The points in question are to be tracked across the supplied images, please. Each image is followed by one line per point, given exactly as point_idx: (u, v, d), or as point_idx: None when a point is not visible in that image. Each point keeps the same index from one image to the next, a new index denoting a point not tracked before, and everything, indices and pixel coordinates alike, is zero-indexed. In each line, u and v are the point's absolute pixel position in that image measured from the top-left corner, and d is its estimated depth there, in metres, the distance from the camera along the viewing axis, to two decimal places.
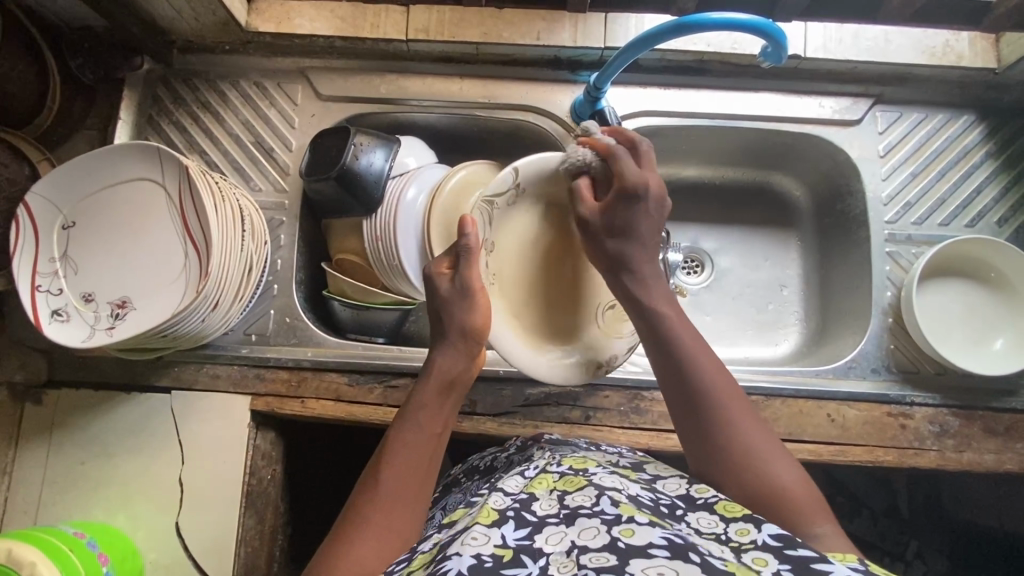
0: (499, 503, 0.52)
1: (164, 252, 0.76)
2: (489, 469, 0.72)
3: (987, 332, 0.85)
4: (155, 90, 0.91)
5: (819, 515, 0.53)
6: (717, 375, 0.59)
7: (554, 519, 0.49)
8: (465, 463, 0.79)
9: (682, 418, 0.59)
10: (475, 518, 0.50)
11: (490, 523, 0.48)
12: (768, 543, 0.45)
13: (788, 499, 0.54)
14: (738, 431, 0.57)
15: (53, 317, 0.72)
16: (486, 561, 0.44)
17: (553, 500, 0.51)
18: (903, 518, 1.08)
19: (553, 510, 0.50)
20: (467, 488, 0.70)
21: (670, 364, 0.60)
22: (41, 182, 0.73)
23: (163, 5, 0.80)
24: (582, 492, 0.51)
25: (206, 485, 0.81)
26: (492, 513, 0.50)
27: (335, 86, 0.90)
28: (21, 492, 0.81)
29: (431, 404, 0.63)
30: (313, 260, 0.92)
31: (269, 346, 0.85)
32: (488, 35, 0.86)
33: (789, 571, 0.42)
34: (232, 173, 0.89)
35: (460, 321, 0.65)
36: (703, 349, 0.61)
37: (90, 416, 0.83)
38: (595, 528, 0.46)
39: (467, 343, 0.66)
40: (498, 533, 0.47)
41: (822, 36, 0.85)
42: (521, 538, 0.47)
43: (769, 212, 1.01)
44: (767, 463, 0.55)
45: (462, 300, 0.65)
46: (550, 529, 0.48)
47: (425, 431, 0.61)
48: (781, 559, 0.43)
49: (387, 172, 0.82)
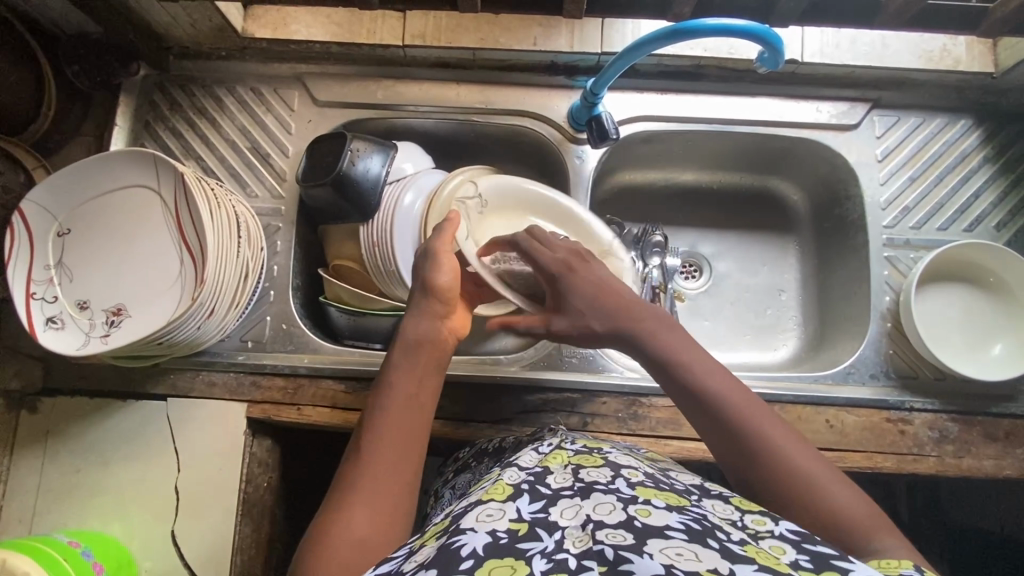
0: (514, 478, 0.51)
1: (160, 260, 0.76)
2: (498, 449, 0.72)
3: (986, 338, 0.85)
4: (152, 96, 0.90)
5: (882, 532, 0.48)
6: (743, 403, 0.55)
7: (569, 493, 0.47)
8: (472, 446, 0.79)
9: (715, 443, 0.56)
10: (489, 494, 0.48)
11: (504, 498, 0.47)
12: (786, 534, 0.45)
13: (849, 527, 0.49)
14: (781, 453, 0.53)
15: (48, 324, 0.72)
16: (502, 537, 0.43)
17: (568, 474, 0.51)
18: (902, 522, 1.08)
19: (568, 483, 0.49)
20: (478, 467, 0.71)
21: (695, 400, 0.57)
22: (36, 189, 0.73)
23: (159, 10, 0.80)
24: (598, 469, 0.51)
25: (203, 493, 0.80)
26: (507, 489, 0.49)
27: (331, 92, 0.90)
28: (17, 501, 0.81)
29: (406, 368, 0.61)
30: (310, 265, 0.92)
31: (266, 353, 0.84)
32: (485, 42, 0.86)
33: (807, 561, 0.41)
34: (229, 179, 0.89)
35: (435, 282, 0.65)
36: (724, 379, 0.57)
37: (86, 424, 0.82)
38: (611, 504, 0.45)
39: (433, 303, 0.65)
40: (512, 507, 0.46)
41: (819, 40, 0.85)
42: (536, 511, 0.45)
43: (767, 216, 1.01)
44: (822, 487, 0.51)
45: (429, 259, 0.67)
46: (565, 503, 0.46)
47: (401, 393, 0.59)
48: (799, 550, 0.43)
49: (383, 178, 0.82)
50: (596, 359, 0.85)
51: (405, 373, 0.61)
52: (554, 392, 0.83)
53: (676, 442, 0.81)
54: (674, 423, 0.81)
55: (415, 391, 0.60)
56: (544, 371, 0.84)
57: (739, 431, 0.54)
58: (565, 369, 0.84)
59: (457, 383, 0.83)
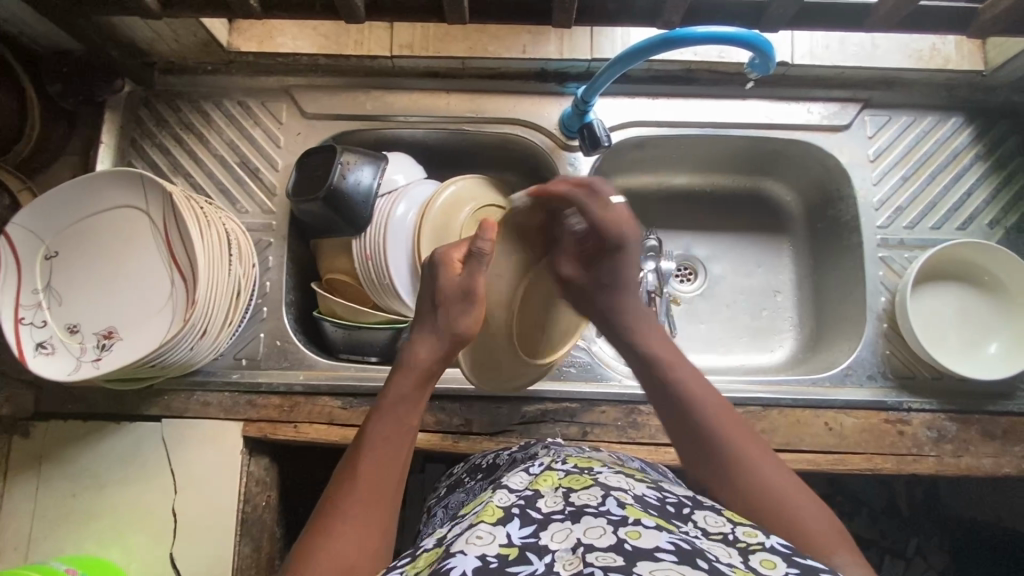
0: (504, 500, 0.50)
1: (151, 281, 0.75)
2: (492, 466, 0.72)
3: (982, 336, 0.85)
4: (138, 112, 0.89)
5: (839, 545, 0.51)
6: (710, 397, 0.62)
7: (560, 516, 0.47)
8: (466, 462, 0.78)
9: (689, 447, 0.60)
10: (480, 516, 0.48)
11: (495, 521, 0.46)
12: (777, 547, 0.45)
13: (798, 531, 0.52)
14: (754, 465, 0.56)
15: (37, 350, 0.71)
16: (492, 562, 0.42)
17: (558, 497, 0.50)
18: (902, 515, 1.08)
19: (559, 506, 0.48)
20: (470, 487, 0.70)
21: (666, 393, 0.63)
22: (23, 212, 0.72)
23: (143, 27, 0.79)
24: (587, 491, 0.50)
25: (200, 515, 0.80)
26: (497, 511, 0.48)
27: (320, 104, 0.89)
28: (12, 528, 0.80)
29: (407, 396, 0.63)
30: (302, 280, 0.91)
31: (260, 371, 0.83)
32: (474, 50, 0.85)
33: (798, 575, 0.42)
34: (218, 195, 0.88)
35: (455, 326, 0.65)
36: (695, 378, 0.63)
37: (79, 447, 0.81)
38: (601, 527, 0.44)
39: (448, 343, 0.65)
40: (503, 531, 0.45)
41: (809, 42, 0.85)
42: (526, 536, 0.45)
43: (759, 217, 1.01)
44: (782, 492, 0.54)
45: (463, 301, 0.65)
46: (555, 526, 0.46)
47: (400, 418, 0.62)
48: (789, 563, 0.43)
49: (375, 190, 0.81)
50: (593, 368, 0.85)
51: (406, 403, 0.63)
52: (552, 402, 0.82)
53: None
54: None
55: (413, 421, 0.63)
56: (542, 383, 0.84)
57: (703, 425, 0.60)
58: (564, 379, 0.84)
59: (456, 395, 0.82)
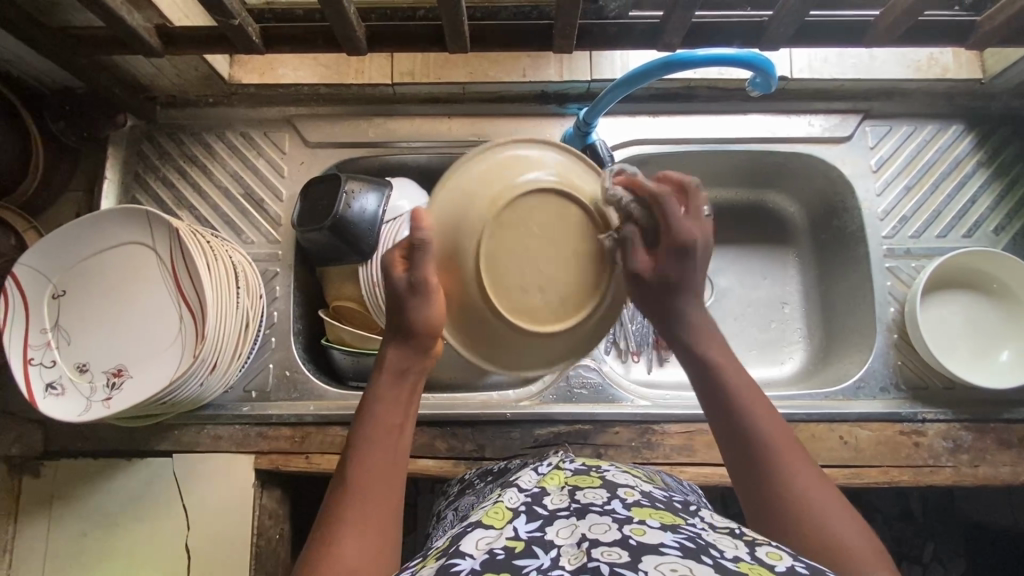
0: (512, 500, 0.49)
1: (156, 317, 0.75)
2: (502, 471, 0.71)
3: (993, 344, 0.85)
4: (140, 146, 0.90)
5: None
6: (762, 406, 0.56)
7: (564, 513, 0.46)
8: (476, 469, 0.77)
9: (728, 448, 0.56)
10: (488, 516, 0.47)
11: (502, 522, 0.46)
12: (783, 544, 0.44)
13: (833, 553, 0.48)
14: (797, 483, 0.52)
15: (47, 391, 0.70)
16: (499, 554, 0.42)
17: (564, 495, 0.49)
18: (918, 522, 1.07)
19: (565, 504, 0.48)
20: (481, 489, 0.69)
21: (719, 402, 0.57)
22: (28, 252, 0.72)
23: (145, 64, 0.79)
24: (594, 490, 0.49)
25: (214, 549, 0.79)
26: (505, 512, 0.47)
27: (322, 132, 0.89)
28: (22, 569, 0.79)
29: (388, 396, 0.60)
30: (309, 309, 0.90)
31: (270, 402, 0.83)
32: (473, 75, 0.86)
33: (804, 567, 0.41)
34: (222, 226, 0.88)
35: (417, 322, 0.58)
36: (745, 380, 0.58)
37: (90, 485, 0.81)
38: (606, 524, 0.44)
39: (422, 339, 0.60)
40: (509, 527, 0.45)
41: (807, 57, 0.85)
42: (533, 530, 0.44)
43: (763, 229, 1.01)
44: (823, 518, 0.50)
45: (418, 298, 0.57)
46: (560, 522, 0.45)
47: (383, 422, 0.58)
48: (795, 557, 0.42)
49: (380, 217, 0.81)
50: (605, 389, 0.84)
51: (391, 401, 0.59)
52: (564, 425, 0.82)
53: (691, 467, 0.80)
54: (687, 448, 0.80)
55: (400, 420, 0.59)
56: (553, 405, 0.83)
57: (750, 428, 0.55)
58: (575, 401, 0.84)
59: (468, 421, 0.82)
